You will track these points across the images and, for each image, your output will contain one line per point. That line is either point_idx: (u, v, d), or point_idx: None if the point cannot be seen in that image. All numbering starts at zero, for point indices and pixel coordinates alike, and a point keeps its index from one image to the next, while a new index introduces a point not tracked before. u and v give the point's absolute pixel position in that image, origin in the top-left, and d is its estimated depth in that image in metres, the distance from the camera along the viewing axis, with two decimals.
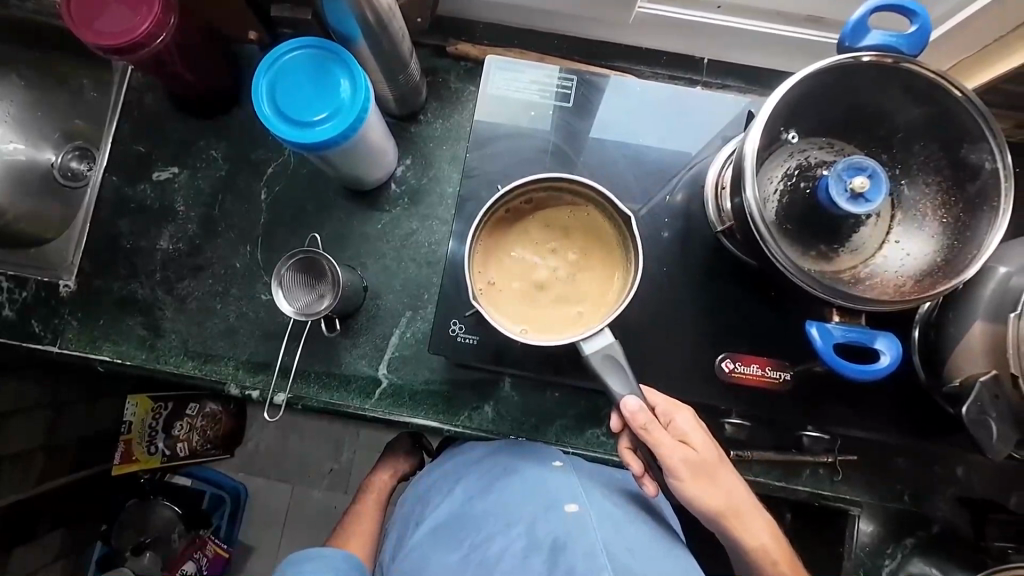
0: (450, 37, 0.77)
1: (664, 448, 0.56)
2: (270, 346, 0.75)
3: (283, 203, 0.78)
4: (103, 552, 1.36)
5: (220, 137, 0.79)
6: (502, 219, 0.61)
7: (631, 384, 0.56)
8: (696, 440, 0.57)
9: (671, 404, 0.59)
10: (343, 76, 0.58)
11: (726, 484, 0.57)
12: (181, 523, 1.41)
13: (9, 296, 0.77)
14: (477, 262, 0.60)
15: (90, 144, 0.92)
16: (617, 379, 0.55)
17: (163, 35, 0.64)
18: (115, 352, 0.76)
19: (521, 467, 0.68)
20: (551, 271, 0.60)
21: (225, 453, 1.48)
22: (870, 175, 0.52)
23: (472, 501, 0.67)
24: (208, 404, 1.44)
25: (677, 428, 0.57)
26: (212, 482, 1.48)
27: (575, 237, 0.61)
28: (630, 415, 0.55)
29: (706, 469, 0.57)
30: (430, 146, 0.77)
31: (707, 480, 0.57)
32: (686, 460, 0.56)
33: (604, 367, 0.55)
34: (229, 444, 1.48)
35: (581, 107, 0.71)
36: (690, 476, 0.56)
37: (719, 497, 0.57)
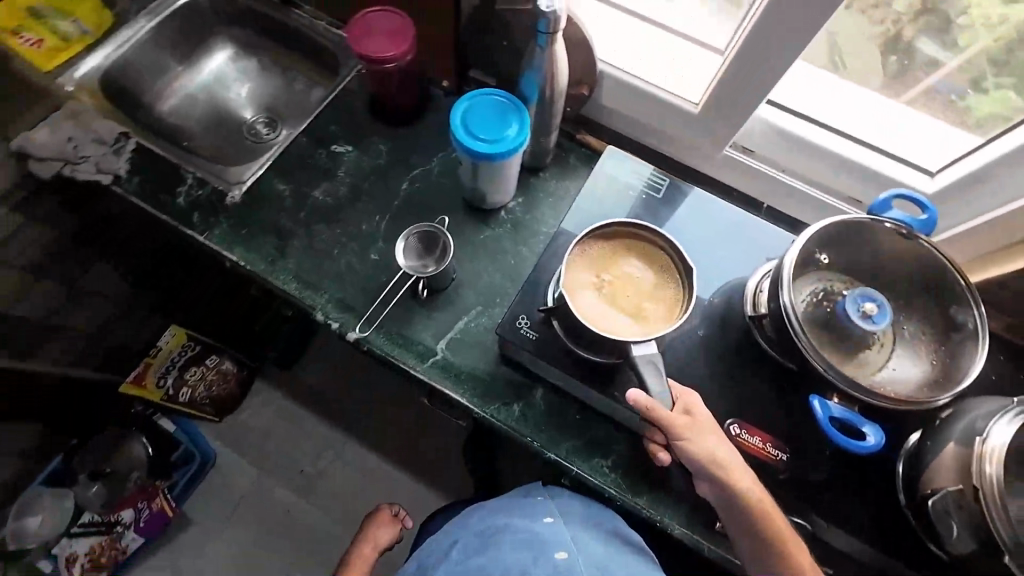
0: (582, 127, 1.03)
1: (673, 419, 0.71)
2: (362, 294, 0.90)
3: (417, 196, 0.98)
4: (58, 466, 1.55)
5: (390, 137, 1.03)
6: (599, 234, 0.79)
7: (657, 381, 0.71)
8: (695, 409, 0.73)
9: (678, 388, 0.75)
10: (514, 121, 0.80)
11: (721, 440, 0.72)
12: (141, 470, 1.59)
13: (188, 190, 0.96)
14: (571, 260, 0.77)
15: (279, 119, 1.22)
16: (655, 379, 0.70)
17: (397, 62, 0.91)
18: (243, 257, 0.92)
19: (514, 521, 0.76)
20: (626, 291, 0.76)
21: (211, 415, 1.73)
22: (878, 304, 0.68)
23: (468, 559, 0.72)
24: (225, 362, 1.69)
25: (683, 403, 0.73)
26: (191, 438, 1.70)
27: (631, 260, 0.78)
28: (639, 400, 0.70)
29: (705, 430, 0.72)
30: (540, 195, 0.99)
31: (706, 440, 0.71)
32: (689, 424, 0.71)
33: (644, 367, 0.71)
34: (219, 409, 1.74)
35: (668, 200, 0.92)
36: (694, 436, 0.70)
37: (718, 450, 0.70)
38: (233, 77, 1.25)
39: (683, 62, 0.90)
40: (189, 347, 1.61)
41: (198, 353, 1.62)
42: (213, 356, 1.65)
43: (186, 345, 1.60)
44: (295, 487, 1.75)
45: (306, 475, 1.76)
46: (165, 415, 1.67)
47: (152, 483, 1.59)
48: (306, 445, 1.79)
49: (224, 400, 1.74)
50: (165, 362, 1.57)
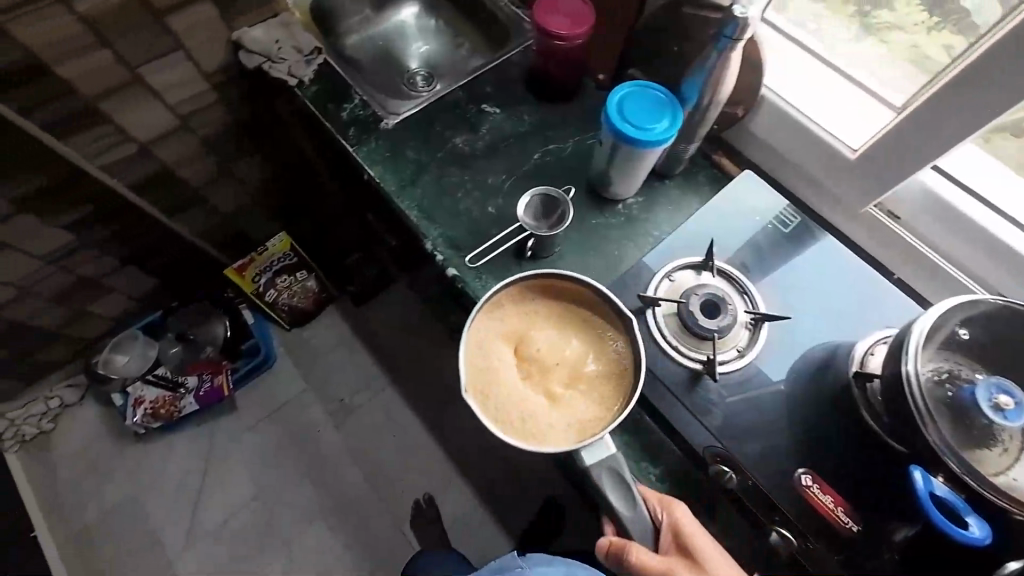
0: (721, 149, 1.02)
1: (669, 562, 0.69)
2: (469, 239, 0.96)
3: (544, 169, 1.03)
4: (156, 320, 1.79)
5: (535, 111, 1.09)
6: (527, 290, 0.78)
7: (635, 516, 0.70)
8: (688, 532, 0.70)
9: (665, 505, 0.73)
10: (665, 119, 0.82)
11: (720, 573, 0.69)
12: (212, 347, 1.78)
13: (354, 108, 1.08)
14: (495, 337, 0.74)
15: (437, 78, 1.35)
16: (618, 496, 0.68)
17: (566, 41, 0.98)
18: (379, 175, 1.01)
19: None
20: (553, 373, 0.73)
21: (285, 324, 1.90)
22: (1016, 400, 0.63)
23: None
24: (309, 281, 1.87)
25: (676, 532, 0.71)
26: (261, 337, 1.86)
27: (557, 326, 0.76)
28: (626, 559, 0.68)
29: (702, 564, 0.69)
30: (660, 201, 1.00)
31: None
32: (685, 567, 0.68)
33: (606, 478, 0.68)
34: (294, 321, 1.91)
35: (794, 238, 0.88)
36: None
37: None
38: (413, 34, 1.40)
39: (852, 106, 0.87)
40: (288, 256, 1.78)
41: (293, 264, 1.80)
42: (302, 272, 1.84)
43: (286, 254, 1.77)
44: (331, 411, 1.85)
45: (343, 405, 1.86)
46: (248, 308, 1.87)
47: (221, 360, 1.79)
48: (352, 377, 1.90)
49: (300, 314, 1.91)
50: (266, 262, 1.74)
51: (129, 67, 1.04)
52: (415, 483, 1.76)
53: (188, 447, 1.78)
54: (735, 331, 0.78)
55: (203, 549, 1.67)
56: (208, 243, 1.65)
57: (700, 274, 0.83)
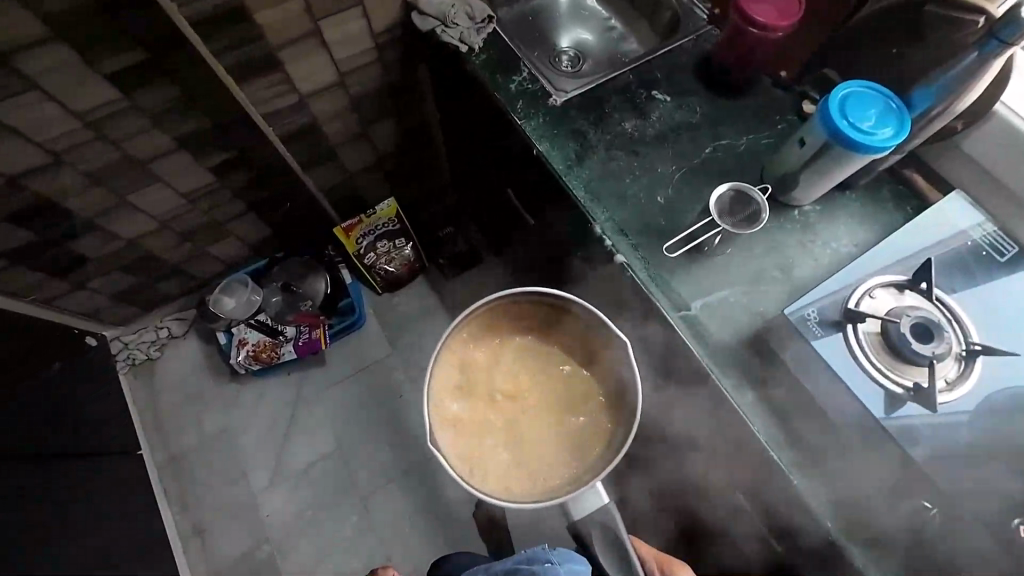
0: (914, 164, 0.95)
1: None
2: (637, 227, 0.93)
3: (715, 163, 0.99)
4: (261, 267, 1.86)
5: (708, 103, 1.04)
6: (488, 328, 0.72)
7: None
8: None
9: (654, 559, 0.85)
10: (889, 127, 0.77)
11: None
12: (313, 301, 1.84)
13: (522, 81, 1.07)
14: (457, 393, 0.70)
15: (585, 61, 1.32)
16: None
17: (764, 30, 0.94)
18: (546, 151, 1.00)
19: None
20: (535, 419, 0.71)
21: (378, 288, 1.94)
22: None
23: None
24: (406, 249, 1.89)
25: None
26: (354, 298, 1.90)
27: (536, 363, 0.74)
28: None
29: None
30: (842, 211, 0.94)
31: None
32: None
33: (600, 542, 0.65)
34: (386, 286, 1.94)
35: (1008, 268, 0.81)
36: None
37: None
38: (565, 14, 1.36)
39: None
40: (393, 222, 1.80)
41: (395, 230, 1.82)
42: (402, 240, 1.86)
43: (392, 220, 1.79)
44: (413, 379, 1.89)
45: (425, 375, 1.89)
46: (346, 268, 1.92)
47: (319, 315, 1.82)
48: (436, 348, 1.92)
49: (393, 281, 1.94)
50: (374, 225, 1.78)
51: (312, 18, 1.07)
52: None
53: (278, 392, 1.86)
54: (945, 361, 0.73)
55: (283, 491, 1.75)
56: (324, 199, 1.70)
57: (902, 293, 0.79)
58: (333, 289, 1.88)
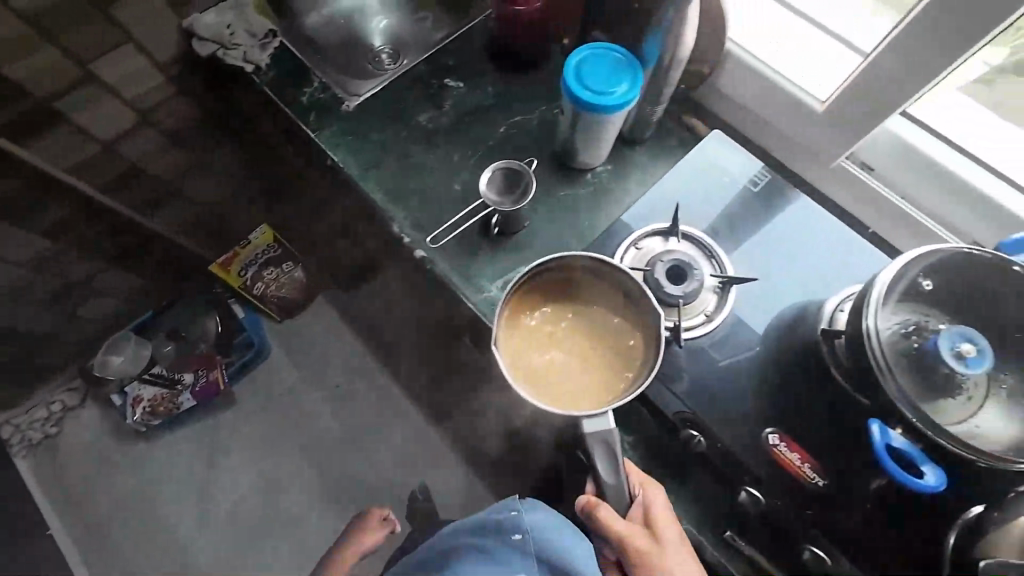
0: (692, 108, 0.99)
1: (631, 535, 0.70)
2: (437, 219, 0.95)
3: (510, 141, 1.01)
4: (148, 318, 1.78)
5: (500, 81, 1.05)
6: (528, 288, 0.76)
7: (615, 475, 0.70)
8: (657, 510, 0.72)
9: (647, 485, 0.74)
10: (625, 82, 0.80)
11: (681, 553, 0.70)
12: (208, 343, 1.78)
13: (314, 91, 1.05)
14: (504, 326, 0.74)
15: (402, 51, 1.27)
16: (602, 459, 0.68)
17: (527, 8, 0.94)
18: (343, 159, 1.00)
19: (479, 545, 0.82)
20: (581, 358, 0.74)
21: (277, 315, 1.90)
22: (977, 347, 0.62)
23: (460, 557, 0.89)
24: (296, 270, 1.84)
25: (650, 505, 0.72)
26: (253, 329, 1.85)
27: (586, 312, 0.76)
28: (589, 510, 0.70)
29: (665, 542, 0.70)
30: (631, 166, 0.98)
31: (669, 550, 0.70)
32: (644, 536, 0.70)
33: (595, 444, 0.69)
34: (283, 312, 1.90)
35: (762, 198, 0.87)
36: (650, 552, 0.69)
37: (680, 568, 0.69)
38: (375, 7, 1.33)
39: (823, 54, 0.83)
40: (273, 246, 1.76)
41: (278, 255, 1.78)
42: (288, 262, 1.80)
43: (272, 245, 1.76)
44: (328, 398, 1.88)
45: (340, 392, 1.88)
46: (236, 300, 1.84)
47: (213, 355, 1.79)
48: (346, 364, 1.91)
49: (287, 305, 1.90)
50: (251, 254, 1.74)
51: (80, 63, 1.03)
52: (414, 462, 1.80)
53: (192, 441, 1.82)
54: (703, 297, 0.79)
55: (214, 535, 1.74)
56: (188, 240, 1.65)
57: (669, 241, 0.83)
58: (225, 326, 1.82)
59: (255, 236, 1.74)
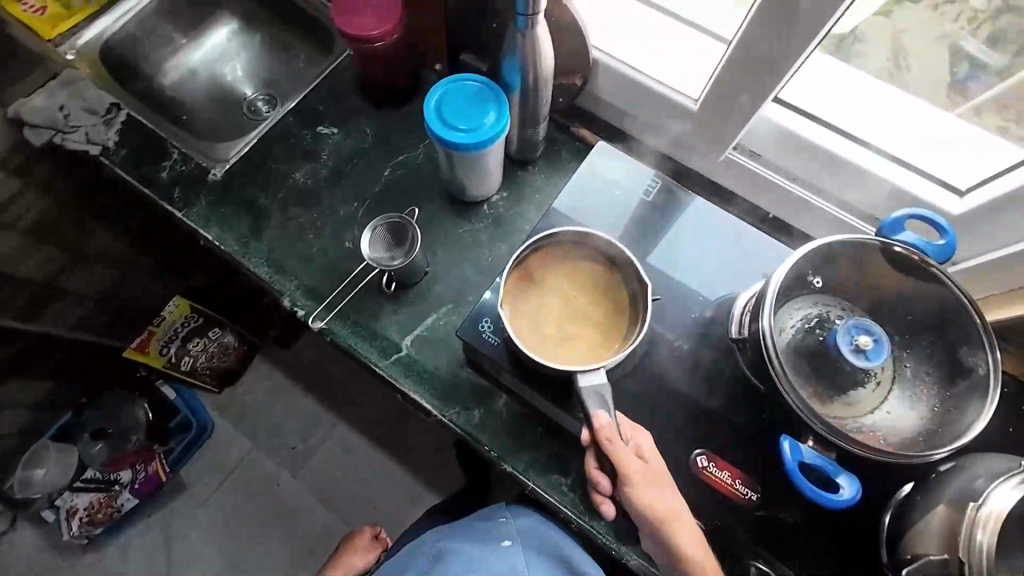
0: (577, 118, 0.96)
1: (624, 462, 0.66)
2: (330, 284, 0.88)
3: (397, 184, 0.95)
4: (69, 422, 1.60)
5: (377, 121, 0.99)
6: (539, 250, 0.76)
7: (610, 411, 0.67)
8: (647, 451, 0.68)
9: (637, 428, 0.69)
10: (492, 111, 0.75)
11: (666, 492, 0.66)
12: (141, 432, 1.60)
13: (173, 164, 0.96)
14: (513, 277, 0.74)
15: (278, 96, 1.19)
16: (598, 408, 0.67)
17: (382, 42, 0.87)
18: (218, 236, 0.92)
19: (466, 545, 0.84)
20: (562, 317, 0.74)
21: (212, 384, 1.73)
22: (875, 338, 0.60)
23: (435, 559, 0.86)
24: (226, 335, 1.65)
25: (639, 445, 0.67)
26: (189, 407, 1.70)
27: (589, 275, 0.76)
28: (597, 426, 0.66)
29: (655, 478, 0.66)
30: (526, 190, 0.94)
31: (656, 486, 0.66)
32: (638, 469, 0.66)
33: (587, 396, 0.67)
34: (219, 379, 1.73)
35: (658, 205, 0.85)
36: (641, 483, 0.65)
37: (662, 504, 0.65)
38: (235, 53, 1.22)
39: (687, 50, 0.81)
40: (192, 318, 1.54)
41: (201, 325, 1.57)
42: (215, 330, 1.61)
43: (190, 317, 1.54)
44: (284, 462, 1.77)
45: (296, 453, 1.77)
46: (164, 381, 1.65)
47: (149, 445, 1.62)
48: (296, 422, 1.80)
49: (222, 372, 1.73)
50: (168, 331, 1.53)
51: None
52: (388, 511, 1.72)
53: (145, 540, 1.69)
54: None
55: None
56: (90, 332, 1.43)
57: None
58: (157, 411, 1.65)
59: (168, 310, 1.52)
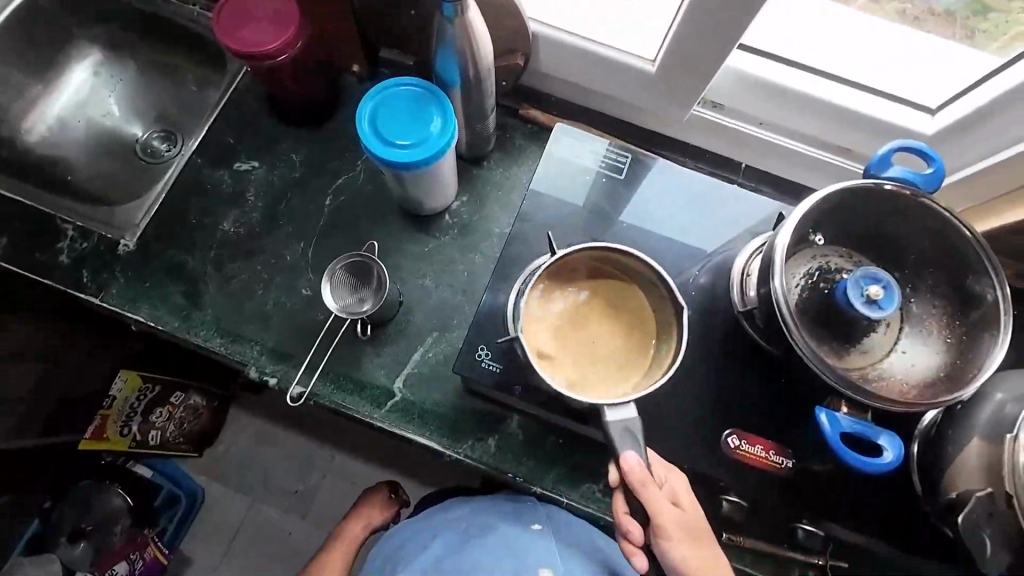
0: (522, 100, 0.88)
1: (659, 511, 0.60)
2: (297, 340, 0.79)
3: (343, 211, 0.85)
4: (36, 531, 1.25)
5: (302, 143, 0.87)
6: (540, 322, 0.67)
7: (642, 453, 0.61)
8: (681, 497, 0.63)
9: (667, 468, 0.65)
10: (436, 115, 0.66)
11: (704, 550, 0.61)
12: (128, 516, 1.31)
13: (71, 244, 0.82)
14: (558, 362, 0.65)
15: (176, 130, 1.03)
16: (634, 449, 0.60)
17: (287, 54, 0.74)
18: (150, 315, 0.79)
19: (498, 530, 0.80)
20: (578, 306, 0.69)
21: (192, 451, 1.44)
22: (884, 285, 0.57)
23: (448, 554, 0.80)
24: (194, 395, 1.38)
25: (671, 488, 0.63)
26: (171, 478, 1.41)
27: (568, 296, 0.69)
28: (627, 469, 0.59)
29: (692, 531, 0.62)
30: (487, 188, 0.86)
31: (692, 540, 0.61)
32: (672, 516, 0.61)
33: (619, 437, 0.60)
34: (198, 444, 1.44)
35: (630, 181, 0.80)
36: (677, 534, 0.60)
37: (700, 563, 0.61)
38: (107, 90, 1.04)
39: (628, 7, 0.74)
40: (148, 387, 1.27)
41: (162, 392, 1.29)
42: (180, 392, 1.33)
43: (145, 386, 1.26)
44: (290, 508, 1.49)
45: (302, 497, 1.49)
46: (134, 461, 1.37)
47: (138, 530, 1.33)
48: (291, 468, 1.50)
49: (200, 435, 1.44)
50: (125, 409, 1.25)
51: None
52: None
53: None
54: None
55: None
56: (32, 437, 1.12)
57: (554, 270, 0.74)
58: (137, 494, 1.35)
59: (118, 386, 1.24)
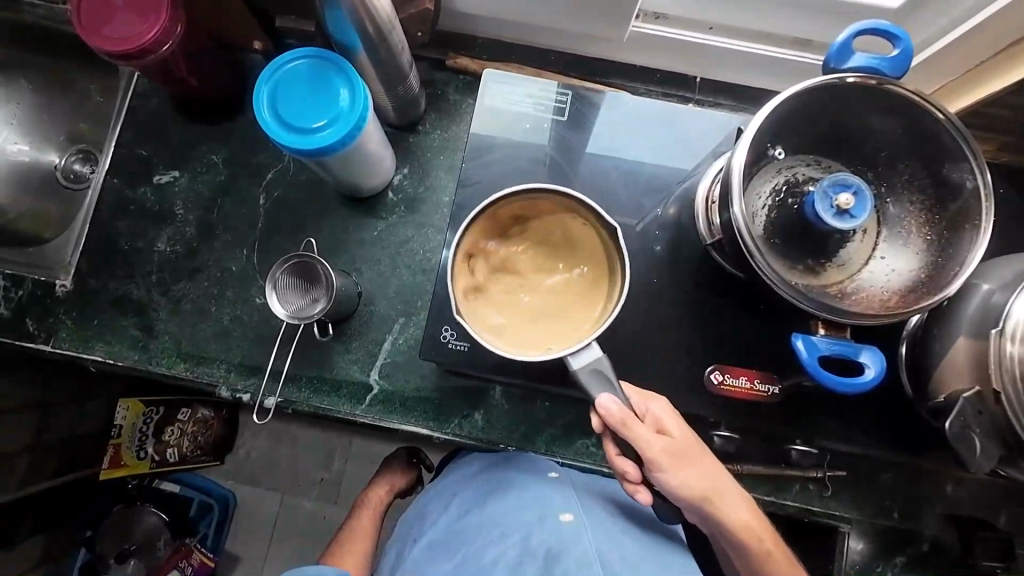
0: (447, 49, 0.80)
1: (646, 444, 0.58)
2: (262, 349, 0.76)
3: (281, 208, 0.79)
4: (87, 557, 1.25)
5: (221, 141, 0.81)
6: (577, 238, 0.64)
7: (617, 391, 0.57)
8: (668, 422, 0.60)
9: (646, 396, 0.62)
10: (342, 86, 0.59)
11: (699, 469, 0.60)
12: (168, 530, 1.31)
13: (5, 294, 0.78)
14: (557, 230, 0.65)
15: (93, 147, 0.94)
16: (605, 389, 0.56)
17: (169, 44, 0.66)
18: (107, 352, 0.76)
19: (512, 481, 0.71)
20: (561, 244, 0.65)
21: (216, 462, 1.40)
22: (856, 192, 0.52)
23: (463, 518, 0.71)
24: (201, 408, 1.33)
25: (654, 417, 0.60)
26: (200, 488, 1.37)
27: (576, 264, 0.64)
28: (606, 413, 0.56)
29: (682, 453, 0.60)
30: (428, 156, 0.79)
31: (687, 464, 0.60)
32: (664, 447, 0.59)
33: (591, 381, 0.57)
34: (219, 452, 1.37)
35: (576, 121, 0.73)
36: (670, 464, 0.59)
37: (698, 479, 0.60)
38: (2, 117, 0.94)
39: None
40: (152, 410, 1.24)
41: (167, 412, 1.27)
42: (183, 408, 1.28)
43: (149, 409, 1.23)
44: (321, 496, 1.46)
45: (328, 484, 1.46)
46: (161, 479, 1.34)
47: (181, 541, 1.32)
48: (311, 458, 1.47)
49: (219, 444, 1.37)
50: (135, 435, 1.22)
51: None
52: None
53: None
54: None
55: None
56: (47, 478, 1.13)
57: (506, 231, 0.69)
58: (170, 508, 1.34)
59: (120, 415, 1.21)
